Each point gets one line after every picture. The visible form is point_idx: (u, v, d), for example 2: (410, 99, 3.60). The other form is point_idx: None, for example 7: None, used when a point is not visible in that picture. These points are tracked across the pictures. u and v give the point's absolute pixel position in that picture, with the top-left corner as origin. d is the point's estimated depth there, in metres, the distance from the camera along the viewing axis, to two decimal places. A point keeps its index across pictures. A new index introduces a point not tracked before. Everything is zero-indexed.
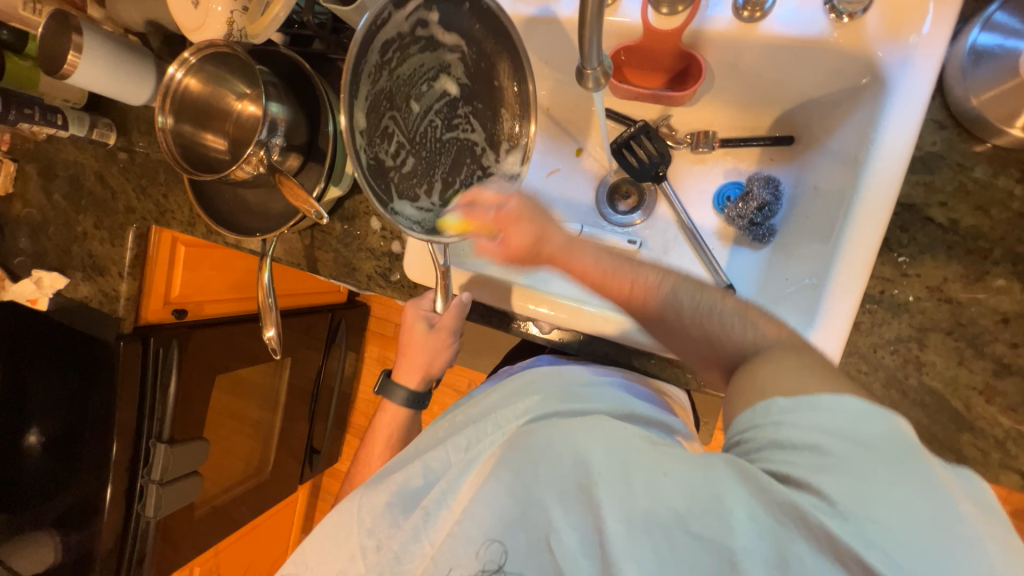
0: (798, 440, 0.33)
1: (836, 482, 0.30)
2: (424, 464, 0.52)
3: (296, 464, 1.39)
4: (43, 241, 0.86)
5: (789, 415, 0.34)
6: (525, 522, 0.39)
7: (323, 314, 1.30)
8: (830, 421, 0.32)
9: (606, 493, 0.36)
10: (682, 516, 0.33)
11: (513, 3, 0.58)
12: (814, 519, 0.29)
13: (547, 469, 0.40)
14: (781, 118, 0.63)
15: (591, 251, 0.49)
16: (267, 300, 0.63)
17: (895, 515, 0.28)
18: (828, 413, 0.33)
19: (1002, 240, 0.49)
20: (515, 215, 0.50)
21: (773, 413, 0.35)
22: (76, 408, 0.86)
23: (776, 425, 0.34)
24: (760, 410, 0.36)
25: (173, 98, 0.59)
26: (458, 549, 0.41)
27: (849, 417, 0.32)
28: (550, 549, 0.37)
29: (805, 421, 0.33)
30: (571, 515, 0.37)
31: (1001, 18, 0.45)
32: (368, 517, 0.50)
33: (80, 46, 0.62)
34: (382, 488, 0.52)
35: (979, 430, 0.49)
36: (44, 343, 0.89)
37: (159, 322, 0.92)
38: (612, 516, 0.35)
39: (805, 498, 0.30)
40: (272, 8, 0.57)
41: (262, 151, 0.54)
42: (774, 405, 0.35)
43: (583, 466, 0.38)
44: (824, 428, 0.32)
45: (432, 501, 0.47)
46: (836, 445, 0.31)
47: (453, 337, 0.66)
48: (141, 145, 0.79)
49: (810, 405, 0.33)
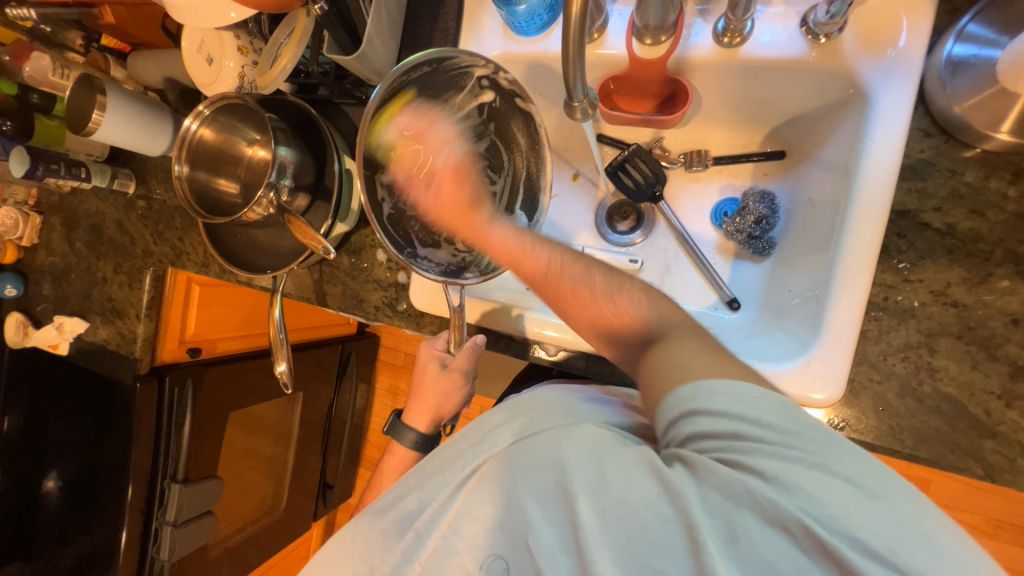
0: (720, 429, 0.36)
1: (769, 462, 0.34)
2: (420, 490, 0.50)
3: (309, 500, 1.37)
4: (65, 288, 0.90)
5: (698, 405, 0.38)
6: (509, 526, 0.42)
7: (333, 346, 1.32)
8: (737, 407, 0.36)
9: (581, 489, 0.38)
10: (653, 501, 0.36)
11: (505, 42, 0.61)
12: (770, 502, 0.32)
13: (527, 471, 0.42)
14: (771, 134, 0.65)
15: (505, 229, 0.52)
16: (278, 335, 0.64)
17: (811, 475, 0.33)
18: (728, 396, 0.37)
19: (1001, 242, 0.49)
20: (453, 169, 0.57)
21: (681, 406, 0.39)
22: (93, 451, 0.88)
23: (690, 416, 0.38)
24: (668, 405, 0.39)
25: (189, 148, 0.62)
26: (445, 561, 0.45)
27: (740, 397, 0.37)
28: (529, 547, 0.40)
29: (713, 409, 0.37)
30: (549, 514, 0.40)
31: (975, 30, 0.47)
32: (363, 543, 0.52)
33: (104, 105, 0.66)
34: (381, 512, 0.53)
35: (1002, 436, 0.48)
36: (63, 387, 0.91)
37: (175, 361, 0.94)
38: (587, 509, 0.37)
39: (754, 481, 0.33)
40: (281, 59, 0.59)
41: (271, 193, 0.57)
42: (683, 397, 0.39)
43: (560, 466, 0.40)
44: (730, 412, 0.36)
45: (424, 523, 0.48)
46: (744, 424, 0.36)
47: (465, 379, 0.66)
48: (157, 192, 0.83)
49: (708, 390, 0.38)
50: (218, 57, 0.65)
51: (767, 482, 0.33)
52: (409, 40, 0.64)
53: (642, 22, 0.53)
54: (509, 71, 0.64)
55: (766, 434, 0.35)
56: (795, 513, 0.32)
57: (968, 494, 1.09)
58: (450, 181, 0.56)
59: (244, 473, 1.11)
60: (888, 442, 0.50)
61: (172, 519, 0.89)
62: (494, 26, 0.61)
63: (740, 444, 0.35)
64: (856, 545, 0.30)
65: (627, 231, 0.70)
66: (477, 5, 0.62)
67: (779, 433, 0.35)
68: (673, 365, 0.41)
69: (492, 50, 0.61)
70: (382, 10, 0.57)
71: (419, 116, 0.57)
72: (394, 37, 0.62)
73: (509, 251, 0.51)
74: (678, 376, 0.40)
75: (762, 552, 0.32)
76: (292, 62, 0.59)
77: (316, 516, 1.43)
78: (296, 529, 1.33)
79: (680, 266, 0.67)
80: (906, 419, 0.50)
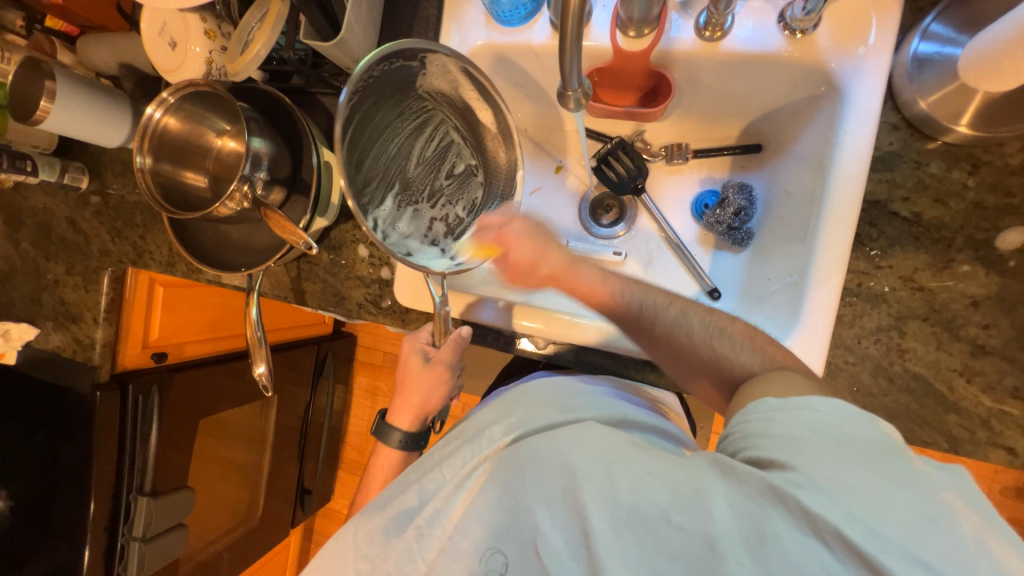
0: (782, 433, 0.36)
1: (812, 465, 0.32)
2: (420, 487, 0.52)
3: (287, 507, 1.33)
4: (10, 292, 0.83)
5: (772, 416, 0.37)
6: (515, 529, 0.42)
7: (308, 347, 1.28)
8: (807, 417, 0.36)
9: (589, 490, 0.38)
10: (664, 509, 0.35)
11: (487, 32, 0.60)
12: (789, 495, 0.32)
13: (535, 477, 0.42)
14: (748, 128, 0.66)
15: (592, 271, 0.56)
16: (256, 335, 0.62)
17: (835, 473, 0.32)
18: (814, 412, 0.36)
19: (963, 229, 0.52)
20: (517, 236, 0.57)
21: (758, 414, 0.38)
22: (47, 467, 0.82)
23: (762, 422, 0.37)
24: (748, 410, 0.39)
25: (151, 138, 0.59)
26: (451, 562, 0.43)
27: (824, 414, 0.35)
28: (537, 553, 0.39)
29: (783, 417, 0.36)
30: (557, 517, 0.39)
31: (937, 29, 0.50)
32: (364, 542, 0.51)
33: (53, 92, 0.61)
34: (380, 510, 0.53)
35: (964, 410, 0.51)
36: (11, 399, 0.84)
37: (138, 367, 0.89)
38: (598, 514, 0.36)
39: (778, 476, 0.33)
40: (254, 44, 0.56)
41: (245, 186, 0.54)
42: (764, 406, 0.38)
43: (568, 471, 0.40)
44: (810, 424, 0.35)
45: (425, 520, 0.49)
46: (807, 432, 0.35)
47: (451, 372, 0.65)
48: (114, 186, 0.77)
49: (798, 405, 0.37)
50: (182, 41, 0.61)
51: (805, 481, 0.32)
52: (388, 27, 0.63)
53: (625, 15, 0.53)
54: (494, 62, 0.63)
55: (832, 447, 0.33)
56: (833, 520, 0.30)
57: None
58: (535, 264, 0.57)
59: (215, 483, 1.06)
60: None
61: (139, 534, 0.85)
62: (476, 15, 0.60)
63: (795, 443, 0.34)
64: (901, 551, 0.28)
65: (610, 224, 0.71)
66: None
67: (842, 445, 0.33)
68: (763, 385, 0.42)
69: (474, 41, 0.60)
70: None
71: (387, 109, 0.53)
72: (373, 23, 0.60)
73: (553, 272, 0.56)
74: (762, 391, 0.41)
75: (788, 553, 0.31)
76: (267, 48, 0.55)
77: (294, 523, 1.39)
78: (273, 538, 1.29)
79: (662, 257, 0.69)
80: (879, 398, 0.53)
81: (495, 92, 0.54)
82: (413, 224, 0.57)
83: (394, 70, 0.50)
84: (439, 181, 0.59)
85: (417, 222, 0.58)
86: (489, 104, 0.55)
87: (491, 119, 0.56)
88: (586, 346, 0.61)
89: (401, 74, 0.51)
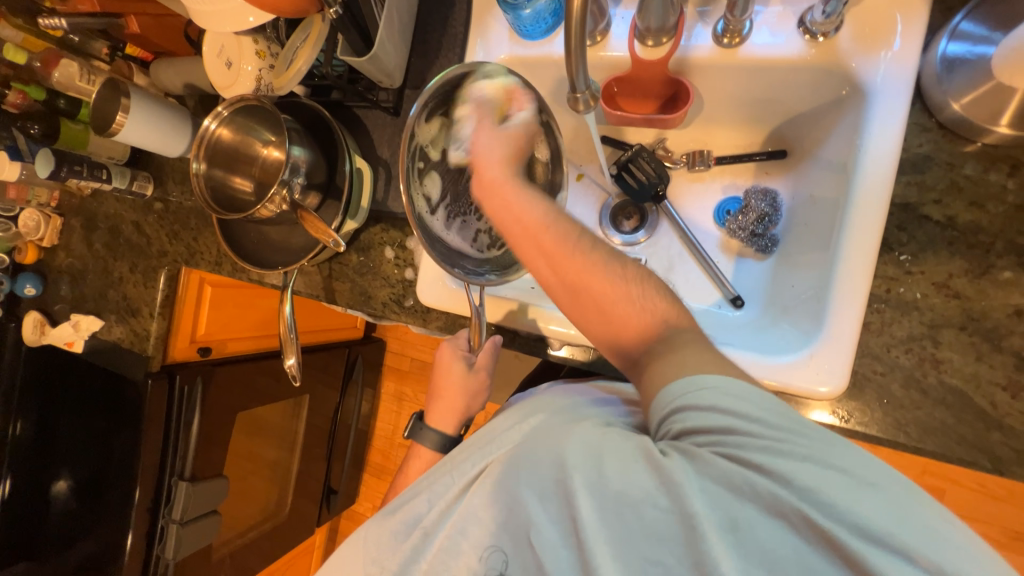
0: (718, 424, 0.35)
1: (777, 460, 0.32)
2: (427, 492, 0.53)
3: (313, 506, 1.37)
4: (82, 288, 0.92)
5: (689, 400, 0.37)
6: (512, 525, 0.42)
7: (339, 350, 1.33)
8: (736, 404, 0.35)
9: (580, 483, 0.37)
10: (650, 494, 0.35)
11: (510, 46, 0.63)
12: (763, 489, 0.32)
13: (528, 471, 0.41)
14: (772, 134, 0.66)
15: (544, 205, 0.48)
16: (288, 333, 0.66)
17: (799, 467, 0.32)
18: (717, 391, 0.36)
19: (1002, 233, 0.49)
20: (506, 134, 0.53)
21: (676, 399, 0.37)
22: (102, 450, 0.89)
23: (679, 413, 0.37)
24: (659, 402, 0.39)
25: (206, 146, 0.65)
26: (451, 560, 0.45)
27: (749, 397, 0.35)
28: (533, 545, 0.40)
29: (713, 406, 0.35)
30: (551, 510, 0.39)
31: (968, 28, 0.49)
32: (374, 546, 0.54)
33: (128, 107, 0.69)
34: (389, 516, 0.55)
35: (1009, 428, 0.48)
36: (77, 386, 0.93)
37: (185, 360, 0.96)
38: (586, 504, 0.36)
39: (753, 474, 0.32)
40: (296, 62, 0.62)
41: (284, 190, 0.59)
42: (682, 393, 0.37)
43: (559, 464, 0.39)
44: (720, 406, 0.35)
45: (430, 523, 0.50)
46: (742, 420, 0.34)
47: (489, 377, 0.69)
48: (174, 193, 0.85)
49: (716, 390, 0.36)
50: (237, 61, 0.68)
51: (768, 476, 0.32)
52: (418, 45, 0.67)
53: (643, 25, 0.54)
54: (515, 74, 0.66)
55: (778, 434, 0.33)
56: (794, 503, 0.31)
57: (987, 508, 1.06)
58: (496, 151, 0.52)
59: (248, 477, 1.11)
60: (894, 435, 0.50)
61: (178, 517, 0.90)
62: (501, 30, 0.64)
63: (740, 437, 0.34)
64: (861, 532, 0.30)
65: (631, 231, 0.71)
66: (485, 11, 0.64)
67: (776, 430, 0.33)
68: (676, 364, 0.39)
69: (498, 54, 0.64)
70: (394, 14, 0.60)
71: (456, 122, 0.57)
72: (404, 40, 0.64)
73: (541, 223, 0.46)
74: (675, 370, 0.39)
75: (763, 540, 0.32)
76: (308, 64, 0.60)
77: (320, 522, 1.43)
78: (299, 535, 1.33)
79: (683, 264, 0.68)
80: (911, 411, 0.50)
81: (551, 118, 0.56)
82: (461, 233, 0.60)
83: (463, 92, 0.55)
84: None
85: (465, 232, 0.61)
86: (546, 137, 0.57)
87: (547, 152, 0.58)
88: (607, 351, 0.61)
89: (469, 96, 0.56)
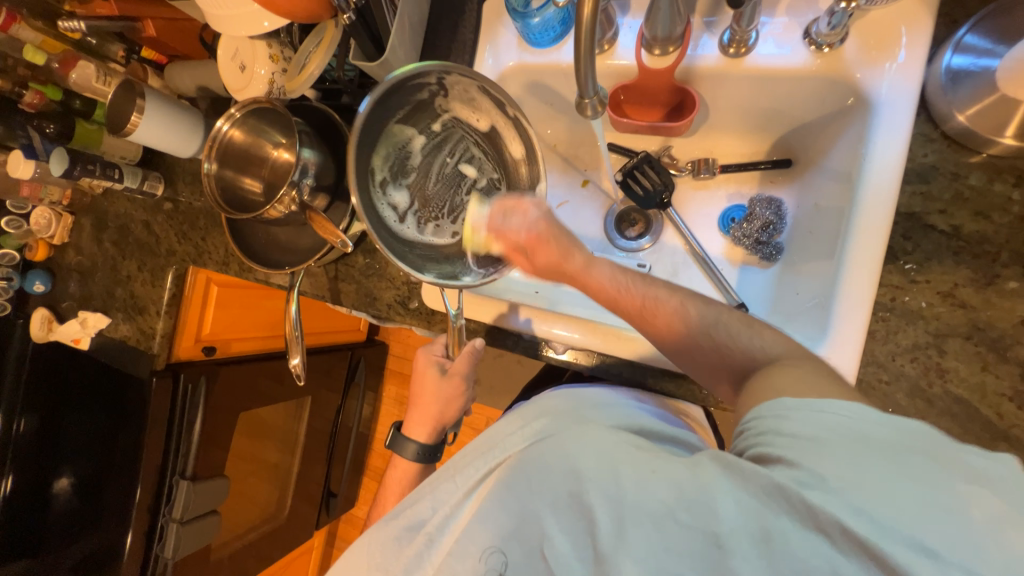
0: (798, 434, 0.34)
1: (825, 466, 0.31)
2: (432, 498, 0.53)
3: (313, 509, 1.37)
4: (90, 285, 0.93)
5: (786, 411, 0.35)
6: (520, 535, 0.42)
7: (342, 352, 1.34)
8: (830, 419, 0.33)
9: (595, 493, 0.37)
10: (671, 507, 0.34)
11: (518, 54, 0.65)
12: (794, 493, 0.31)
13: (540, 482, 0.41)
14: (777, 143, 0.66)
15: (609, 268, 0.50)
16: (294, 333, 0.66)
17: (847, 473, 0.30)
18: (832, 412, 0.34)
19: (1008, 243, 0.49)
20: (544, 236, 0.50)
21: (769, 412, 0.36)
22: (104, 448, 0.89)
23: (770, 422, 0.36)
24: (758, 412, 0.38)
25: (218, 147, 0.66)
26: (456, 564, 0.45)
27: (848, 417, 0.33)
28: (544, 557, 0.40)
29: (799, 418, 0.34)
30: (563, 522, 0.39)
31: (972, 41, 0.49)
32: (378, 552, 0.53)
33: (143, 108, 0.70)
34: (393, 519, 0.55)
35: (1015, 439, 0.47)
36: (82, 384, 0.94)
37: (190, 359, 0.97)
38: (603, 515, 0.37)
39: (787, 475, 0.32)
40: (309, 66, 0.63)
41: (294, 191, 0.60)
42: (776, 406, 0.36)
43: (573, 475, 0.39)
44: (809, 420, 0.34)
45: (434, 527, 0.51)
46: (827, 433, 0.33)
47: (466, 385, 0.68)
48: (184, 194, 0.86)
49: (814, 406, 0.35)
50: (250, 64, 0.69)
51: (805, 480, 0.31)
52: (428, 51, 0.67)
53: (650, 34, 0.55)
54: (523, 81, 0.67)
55: (854, 451, 0.31)
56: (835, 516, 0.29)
57: None
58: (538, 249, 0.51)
59: (249, 478, 1.11)
60: None
61: (178, 516, 0.90)
62: (509, 38, 0.65)
63: (808, 445, 0.33)
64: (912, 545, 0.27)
65: (636, 237, 0.72)
66: (495, 20, 0.66)
67: (854, 441, 0.31)
68: (772, 390, 0.38)
69: (506, 62, 0.65)
70: (406, 21, 0.61)
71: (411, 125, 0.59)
72: (415, 46, 0.65)
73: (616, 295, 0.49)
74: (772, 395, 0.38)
75: (797, 554, 0.30)
76: (320, 67, 0.62)
77: (319, 525, 1.43)
78: (298, 538, 1.33)
79: (688, 270, 0.68)
80: (916, 420, 0.49)
81: (518, 109, 0.57)
82: (437, 237, 0.61)
83: (412, 91, 0.56)
84: (461, 197, 0.63)
85: (440, 236, 0.61)
86: (516, 131, 0.59)
87: (519, 148, 0.60)
88: (611, 356, 0.61)
89: (417, 96, 0.57)
